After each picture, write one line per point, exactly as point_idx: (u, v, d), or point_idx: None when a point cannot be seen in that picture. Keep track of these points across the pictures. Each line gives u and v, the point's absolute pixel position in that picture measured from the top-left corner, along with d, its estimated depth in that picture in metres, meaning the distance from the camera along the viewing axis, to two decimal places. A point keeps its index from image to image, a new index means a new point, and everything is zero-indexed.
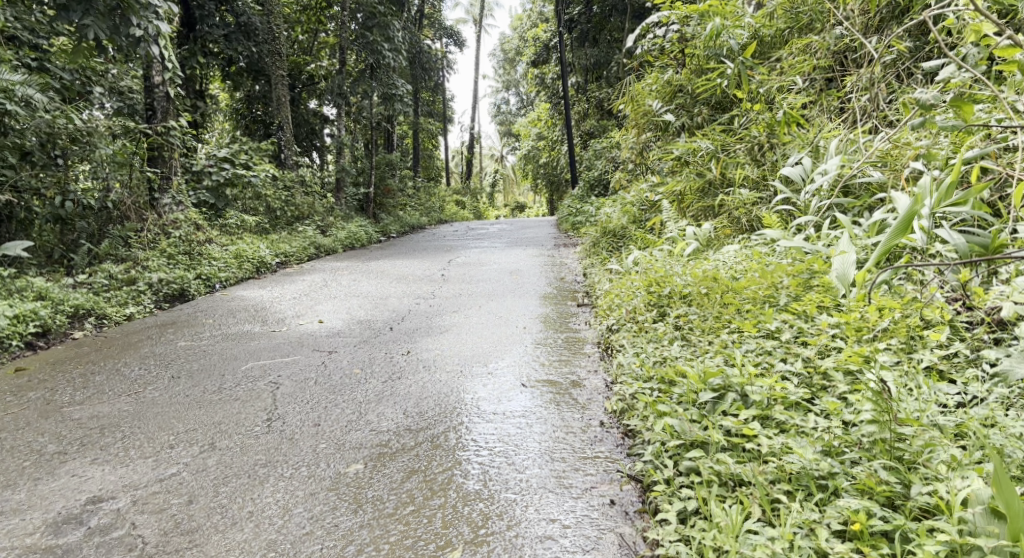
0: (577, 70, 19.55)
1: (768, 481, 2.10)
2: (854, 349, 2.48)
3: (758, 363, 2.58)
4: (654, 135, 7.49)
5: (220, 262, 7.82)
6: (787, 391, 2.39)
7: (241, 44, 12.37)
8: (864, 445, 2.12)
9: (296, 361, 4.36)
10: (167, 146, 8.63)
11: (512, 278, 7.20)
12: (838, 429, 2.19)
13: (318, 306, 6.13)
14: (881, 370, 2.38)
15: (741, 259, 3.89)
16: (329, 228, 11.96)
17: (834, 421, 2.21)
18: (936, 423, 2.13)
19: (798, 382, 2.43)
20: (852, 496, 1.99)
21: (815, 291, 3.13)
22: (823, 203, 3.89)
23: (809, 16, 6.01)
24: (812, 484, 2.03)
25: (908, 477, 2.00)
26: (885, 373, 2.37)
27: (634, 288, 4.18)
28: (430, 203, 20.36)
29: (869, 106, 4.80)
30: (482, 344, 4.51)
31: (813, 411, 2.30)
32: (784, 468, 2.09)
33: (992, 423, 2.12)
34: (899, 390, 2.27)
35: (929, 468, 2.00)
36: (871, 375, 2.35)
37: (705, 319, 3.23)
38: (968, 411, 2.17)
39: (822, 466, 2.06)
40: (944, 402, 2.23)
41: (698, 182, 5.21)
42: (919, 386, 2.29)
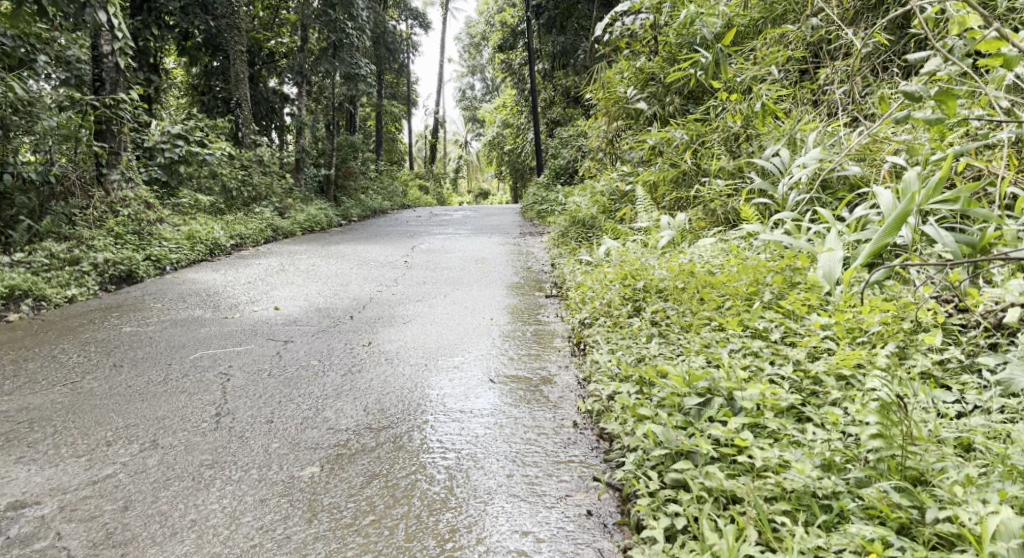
0: (544, 57, 19.34)
1: (765, 499, 1.93)
2: (846, 353, 2.37)
3: (746, 366, 2.44)
4: (625, 124, 7.37)
5: (172, 243, 7.44)
6: (778, 396, 2.25)
7: (199, 18, 11.85)
8: (870, 462, 1.95)
9: (249, 350, 4.10)
10: (116, 119, 8.09)
11: (478, 266, 7.02)
12: (838, 441, 2.04)
13: (275, 292, 5.84)
14: (875, 376, 2.26)
15: (717, 253, 3.78)
16: (287, 210, 11.57)
17: (833, 433, 2.05)
18: (941, 436, 2.00)
19: (789, 387, 2.30)
20: (862, 521, 1.81)
21: (800, 290, 3.02)
22: (802, 197, 3.82)
23: (784, 6, 5.97)
24: (815, 504, 1.86)
25: (922, 499, 1.82)
26: (880, 380, 2.23)
27: (607, 280, 4.04)
28: (393, 187, 19.98)
29: (843, 100, 4.80)
30: (447, 336, 4.33)
31: (807, 419, 2.15)
32: (783, 485, 1.92)
33: (1003, 437, 1.98)
34: (900, 400, 2.12)
35: (943, 490, 1.83)
36: (866, 383, 2.22)
37: (684, 315, 3.11)
38: (974, 423, 2.03)
39: (824, 484, 1.89)
40: (945, 412, 2.10)
41: (672, 172, 5.09)
42: (919, 394, 2.16)
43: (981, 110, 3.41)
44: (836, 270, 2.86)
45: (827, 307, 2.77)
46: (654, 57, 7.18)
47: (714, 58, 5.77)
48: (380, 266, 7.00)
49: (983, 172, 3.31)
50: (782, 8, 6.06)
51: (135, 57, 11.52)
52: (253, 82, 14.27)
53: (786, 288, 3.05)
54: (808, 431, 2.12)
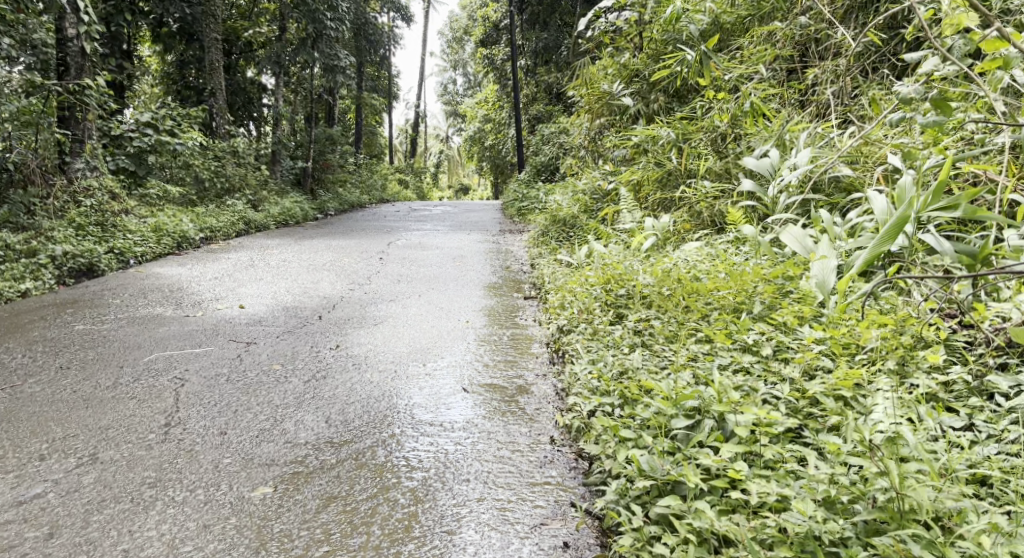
0: (527, 53, 19.17)
1: (763, 543, 1.75)
2: (843, 373, 2.22)
3: (738, 385, 2.27)
4: (608, 121, 7.20)
5: (137, 235, 7.14)
6: (774, 420, 2.09)
7: (175, 5, 11.46)
8: (880, 503, 1.78)
9: (208, 353, 3.85)
10: (80, 106, 7.62)
11: (455, 264, 6.83)
12: (843, 476, 1.87)
13: (242, 288, 5.58)
14: (877, 399, 2.10)
15: (703, 258, 3.63)
16: (261, 203, 11.24)
17: (838, 468, 1.88)
18: (955, 474, 1.84)
19: (784, 409, 2.14)
20: None
21: (792, 300, 2.87)
22: (794, 201, 3.68)
23: (771, 4, 5.85)
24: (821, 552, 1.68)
25: (941, 550, 1.65)
26: (884, 404, 2.08)
27: (588, 285, 3.86)
28: (372, 181, 19.67)
29: (832, 102, 4.70)
30: (421, 340, 4.14)
31: (805, 448, 1.99)
32: (783, 528, 1.75)
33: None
34: (909, 430, 1.96)
35: (966, 540, 1.66)
36: (870, 409, 2.06)
37: (668, 324, 2.95)
38: (993, 459, 1.88)
39: (830, 528, 1.72)
40: (956, 442, 1.95)
41: (657, 172, 4.94)
42: (926, 419, 2.02)
43: (978, 114, 3.30)
44: (831, 279, 2.77)
45: (822, 321, 2.62)
46: (638, 54, 7.02)
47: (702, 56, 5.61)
48: (354, 263, 6.78)
49: (980, 177, 3.21)
50: (770, 6, 5.90)
51: (105, 43, 11.08)
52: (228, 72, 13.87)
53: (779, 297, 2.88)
54: (807, 461, 1.96)
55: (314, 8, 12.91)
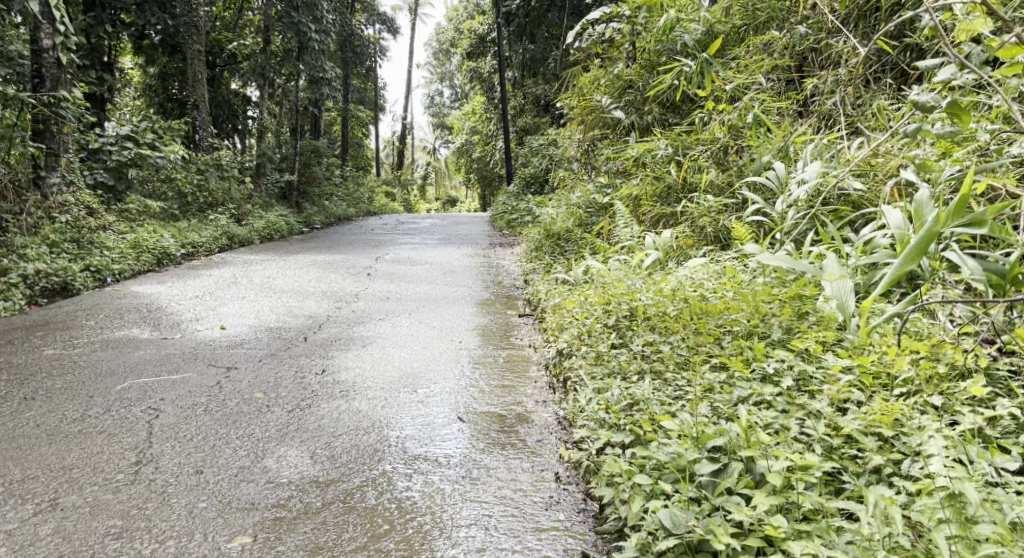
0: (515, 65, 19.08)
1: None
2: (882, 408, 2.09)
3: (767, 423, 2.12)
4: (601, 133, 7.03)
5: (115, 253, 6.88)
6: (809, 463, 1.94)
7: (156, 16, 10.93)
8: None
9: (186, 380, 3.62)
10: (55, 120, 7.27)
11: (445, 280, 6.62)
12: (900, 534, 1.73)
13: (223, 308, 5.33)
14: (923, 439, 1.97)
15: (710, 276, 3.47)
16: (245, 217, 10.98)
17: (891, 523, 1.74)
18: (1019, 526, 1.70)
19: (819, 450, 1.99)
20: None
21: (812, 324, 2.72)
22: (803, 216, 3.53)
23: (767, 13, 5.77)
24: None
25: None
26: (932, 444, 1.95)
27: (588, 305, 3.67)
28: (358, 194, 19.41)
29: (835, 113, 4.61)
30: (413, 363, 3.93)
31: (850, 498, 1.85)
32: None
33: None
34: (962, 475, 1.83)
35: None
36: (918, 452, 1.93)
37: (677, 349, 2.79)
38: None
39: None
40: (1014, 487, 1.82)
41: (656, 186, 4.77)
42: (978, 460, 1.89)
43: (993, 124, 3.17)
44: (851, 300, 2.62)
45: (845, 349, 2.49)
46: (631, 65, 6.87)
47: (702, 64, 5.46)
48: (341, 279, 6.56)
49: (999, 191, 3.08)
50: (766, 14, 5.79)
51: (85, 55, 10.82)
52: (213, 85, 13.62)
53: (796, 321, 2.73)
54: (855, 514, 1.82)
55: (298, 20, 12.72)
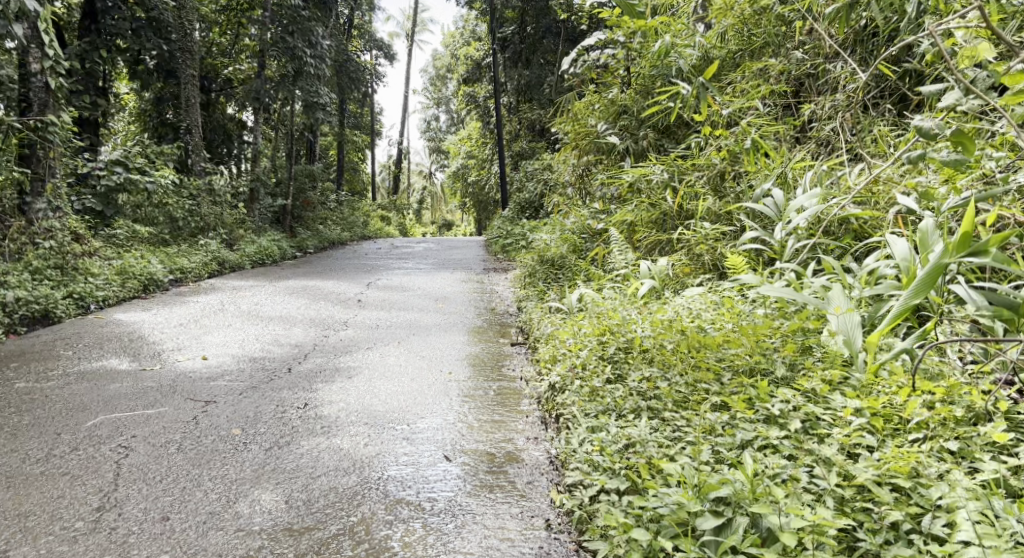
0: (510, 91, 19.23)
1: None
2: (896, 456, 2.02)
3: (775, 472, 2.04)
4: (596, 158, 6.95)
5: (100, 279, 6.73)
6: (822, 518, 1.86)
7: (152, 41, 11.30)
8: None
9: (161, 415, 3.44)
10: (41, 144, 7.21)
11: (437, 306, 6.49)
12: None
13: (207, 337, 5.17)
14: (943, 489, 1.91)
15: (708, 307, 3.35)
16: (237, 242, 10.85)
17: None
18: None
19: (831, 504, 1.91)
20: None
21: (820, 362, 2.60)
22: (804, 245, 3.43)
23: (763, 39, 5.81)
24: None
25: None
26: (954, 496, 1.88)
27: (581, 335, 3.54)
28: (353, 218, 19.31)
29: (835, 139, 4.61)
30: (401, 396, 3.78)
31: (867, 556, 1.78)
32: None
33: None
34: (988, 531, 1.76)
35: None
36: (938, 507, 1.87)
37: (676, 386, 2.66)
38: None
39: None
40: None
41: (652, 213, 4.66)
42: (1007, 516, 1.81)
43: (998, 152, 3.11)
44: (858, 336, 2.52)
45: (853, 389, 2.39)
46: (626, 90, 6.83)
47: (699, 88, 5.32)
48: (330, 306, 6.42)
49: (1005, 220, 3.01)
50: (762, 41, 5.84)
51: (78, 79, 10.78)
52: (207, 109, 13.59)
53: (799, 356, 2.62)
54: None
55: (293, 45, 12.83)
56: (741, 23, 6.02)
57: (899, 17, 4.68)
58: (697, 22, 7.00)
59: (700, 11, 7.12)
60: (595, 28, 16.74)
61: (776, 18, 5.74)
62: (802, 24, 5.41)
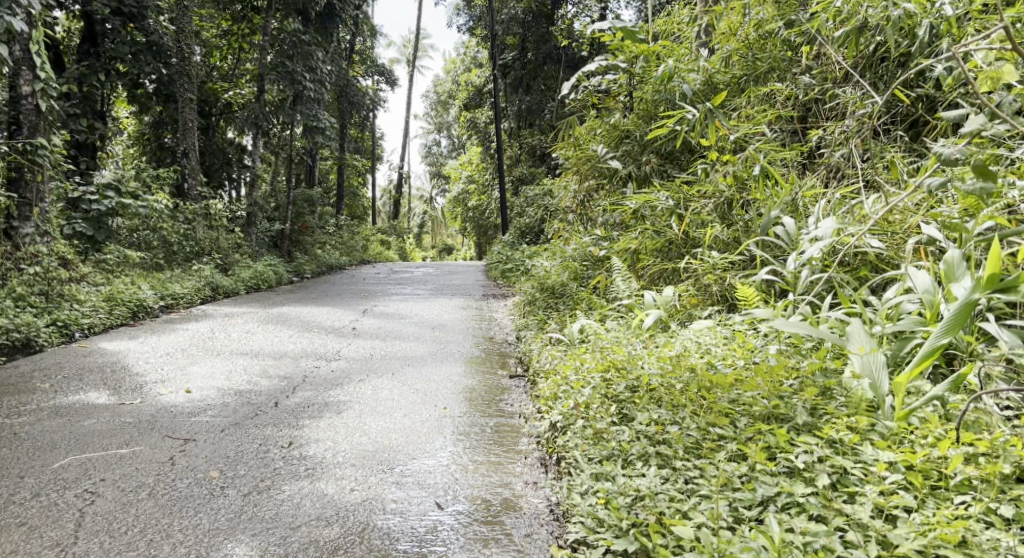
0: (510, 116, 19.30)
1: None
2: (939, 523, 1.90)
3: (806, 542, 1.91)
4: (597, 184, 6.77)
5: (86, 306, 6.54)
6: None
7: (151, 66, 11.27)
8: None
9: (135, 453, 3.24)
10: (31, 168, 7.09)
11: (433, 335, 6.30)
12: None
13: (192, 368, 4.96)
14: None
15: (719, 343, 3.16)
16: (232, 266, 10.67)
17: None
18: None
19: None
20: None
21: (844, 407, 2.41)
22: (819, 277, 3.26)
23: (768, 64, 5.79)
24: None
25: None
26: None
27: (583, 371, 3.32)
28: (352, 243, 19.16)
29: (845, 166, 4.51)
30: (393, 434, 3.57)
31: None
32: None
33: None
34: None
35: None
36: None
37: (687, 432, 2.47)
38: None
39: None
40: None
41: (657, 241, 4.48)
42: None
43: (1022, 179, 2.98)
44: (885, 379, 2.35)
45: (881, 439, 2.24)
46: (629, 114, 6.71)
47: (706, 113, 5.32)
48: (324, 335, 6.23)
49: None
50: (767, 66, 5.82)
51: (75, 103, 10.70)
52: (206, 133, 13.51)
53: (822, 400, 2.44)
54: None
55: (293, 69, 12.86)
56: (745, 48, 6.06)
57: (910, 41, 4.67)
58: (700, 48, 6.93)
59: (703, 37, 7.08)
60: (595, 54, 16.82)
61: (782, 42, 5.78)
62: (809, 49, 5.41)
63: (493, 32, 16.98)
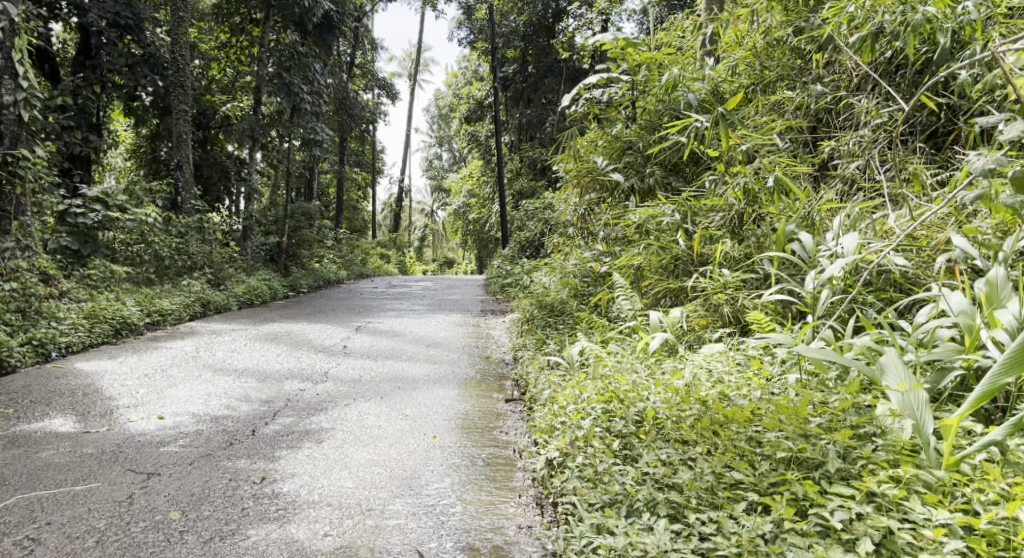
0: (511, 129, 19.17)
1: None
2: None
3: None
4: (598, 197, 6.47)
5: (66, 324, 6.27)
6: None
7: (147, 77, 11.04)
8: None
9: (91, 490, 2.96)
10: (12, 180, 6.85)
11: (428, 354, 6.02)
12: None
13: (169, 391, 4.66)
14: None
15: (731, 371, 2.90)
16: (224, 281, 10.40)
17: None
18: None
19: None
20: None
21: (884, 451, 2.16)
22: (841, 299, 3.00)
23: (777, 72, 5.58)
24: None
25: None
26: None
27: (582, 401, 3.02)
28: (350, 257, 18.90)
29: (860, 179, 4.38)
30: (379, 467, 3.29)
31: None
32: None
33: None
34: None
35: None
36: None
37: (702, 478, 2.22)
38: None
39: None
40: None
41: (661, 257, 4.20)
42: None
43: None
44: (929, 421, 2.09)
45: (928, 491, 1.99)
46: (631, 125, 6.47)
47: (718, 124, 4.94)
48: (312, 354, 5.96)
49: None
50: (776, 74, 5.62)
51: (69, 115, 10.49)
52: (204, 147, 13.22)
53: (854, 440, 2.18)
54: None
55: (290, 81, 12.62)
56: (753, 57, 5.85)
57: (930, 47, 4.45)
58: (706, 57, 6.71)
59: (708, 45, 6.85)
60: (596, 68, 16.76)
61: (790, 51, 5.65)
62: (821, 57, 5.20)
63: (494, 45, 16.87)
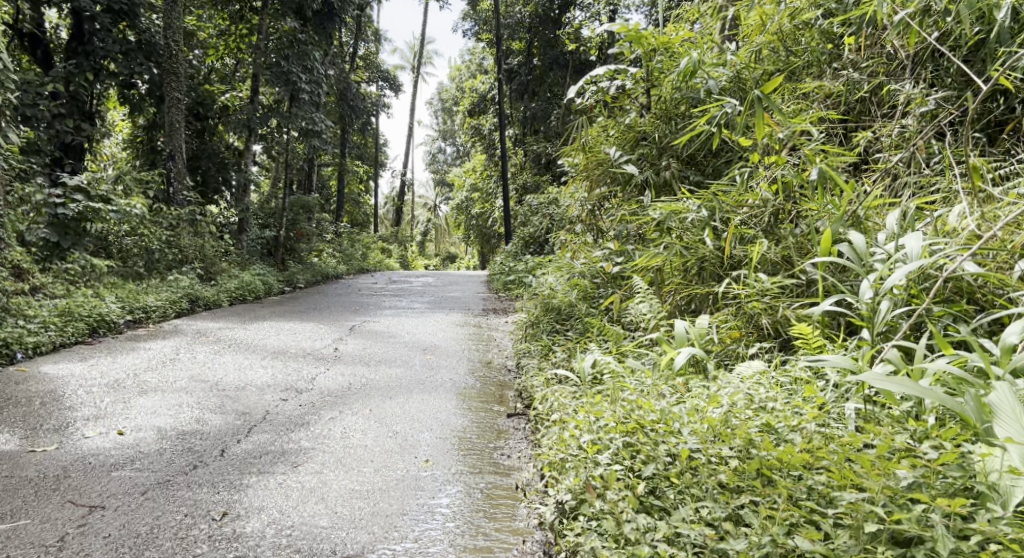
0: (516, 123, 18.75)
1: None
2: None
3: None
4: (610, 191, 6.00)
5: (35, 322, 5.82)
6: None
7: (142, 65, 10.52)
8: None
9: (17, 531, 2.54)
10: None
11: (424, 359, 5.58)
12: None
13: (136, 401, 4.22)
14: None
15: (777, 397, 2.46)
16: (216, 276, 9.95)
17: None
18: None
19: None
20: None
21: (1002, 522, 1.73)
22: (906, 314, 2.54)
23: (805, 58, 5.14)
24: None
25: None
26: None
27: (599, 429, 2.57)
28: (350, 251, 18.45)
29: (903, 172, 3.89)
30: (361, 499, 2.84)
31: None
32: None
33: None
34: None
35: None
36: None
37: (762, 550, 1.84)
38: None
39: None
40: None
41: (684, 258, 3.75)
42: None
43: None
44: None
45: None
46: (645, 114, 5.96)
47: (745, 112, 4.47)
48: (300, 358, 5.51)
49: None
50: (804, 60, 5.18)
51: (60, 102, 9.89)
52: (201, 137, 12.72)
53: (962, 508, 1.76)
54: None
55: (288, 70, 12.15)
56: (778, 41, 5.38)
57: (985, 29, 3.99)
58: (725, 43, 6.26)
59: (728, 31, 6.40)
60: (604, 61, 16.32)
61: (820, 34, 5.19)
62: (855, 40, 4.74)
63: (500, 36, 16.42)
